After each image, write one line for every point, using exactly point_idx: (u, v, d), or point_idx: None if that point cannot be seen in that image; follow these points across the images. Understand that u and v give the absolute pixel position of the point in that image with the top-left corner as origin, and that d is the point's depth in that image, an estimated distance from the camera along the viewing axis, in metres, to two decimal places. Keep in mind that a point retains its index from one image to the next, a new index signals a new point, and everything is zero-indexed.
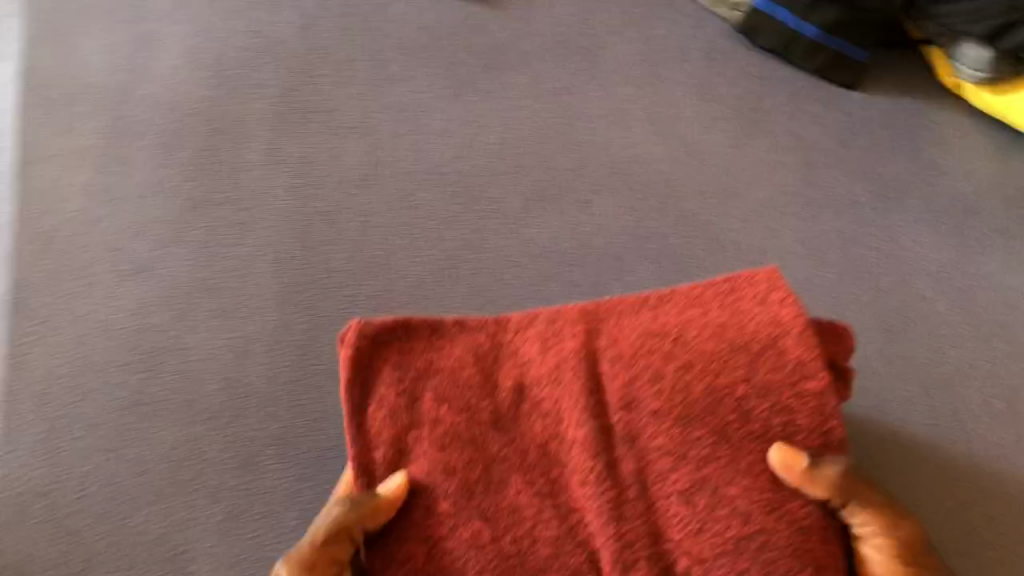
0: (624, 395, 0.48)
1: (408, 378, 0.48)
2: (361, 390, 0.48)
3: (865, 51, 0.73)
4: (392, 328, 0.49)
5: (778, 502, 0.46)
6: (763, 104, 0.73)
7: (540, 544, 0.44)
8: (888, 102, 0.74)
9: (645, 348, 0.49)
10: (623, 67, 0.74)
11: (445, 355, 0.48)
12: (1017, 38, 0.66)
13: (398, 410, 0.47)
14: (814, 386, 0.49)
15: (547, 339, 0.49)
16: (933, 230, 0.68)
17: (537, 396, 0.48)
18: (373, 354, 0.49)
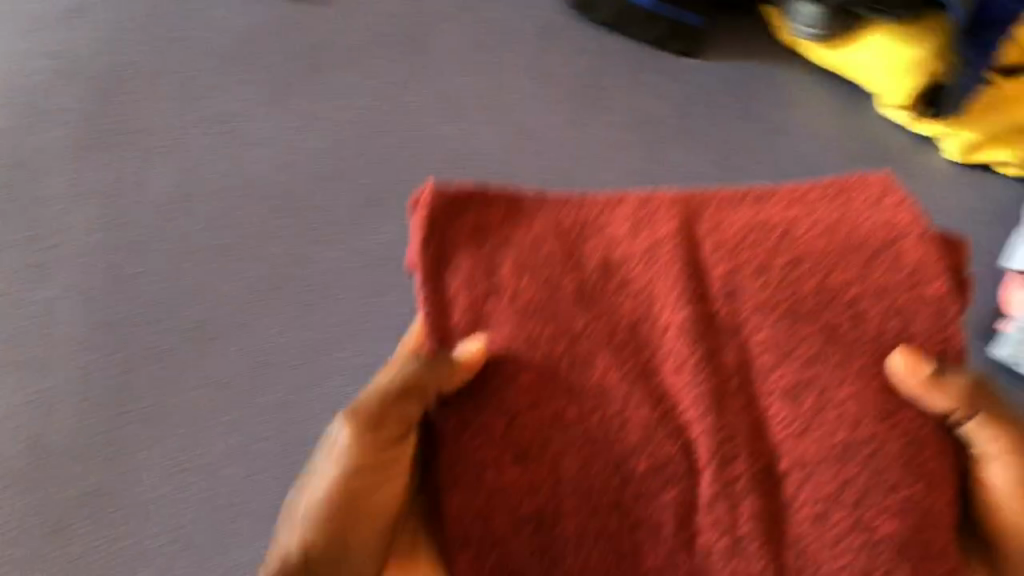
0: (725, 286, 0.44)
1: (487, 247, 0.44)
2: (437, 256, 0.44)
3: (699, 15, 0.71)
4: (469, 197, 0.46)
5: (892, 410, 0.42)
6: (600, 82, 0.72)
7: (630, 427, 0.41)
8: (727, 66, 0.73)
9: (748, 241, 0.45)
10: (442, 71, 0.72)
11: (529, 228, 0.45)
12: None
13: (476, 277, 0.44)
14: (935, 291, 0.44)
15: (639, 220, 0.45)
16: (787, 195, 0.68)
17: (628, 274, 0.44)
18: (449, 220, 0.45)
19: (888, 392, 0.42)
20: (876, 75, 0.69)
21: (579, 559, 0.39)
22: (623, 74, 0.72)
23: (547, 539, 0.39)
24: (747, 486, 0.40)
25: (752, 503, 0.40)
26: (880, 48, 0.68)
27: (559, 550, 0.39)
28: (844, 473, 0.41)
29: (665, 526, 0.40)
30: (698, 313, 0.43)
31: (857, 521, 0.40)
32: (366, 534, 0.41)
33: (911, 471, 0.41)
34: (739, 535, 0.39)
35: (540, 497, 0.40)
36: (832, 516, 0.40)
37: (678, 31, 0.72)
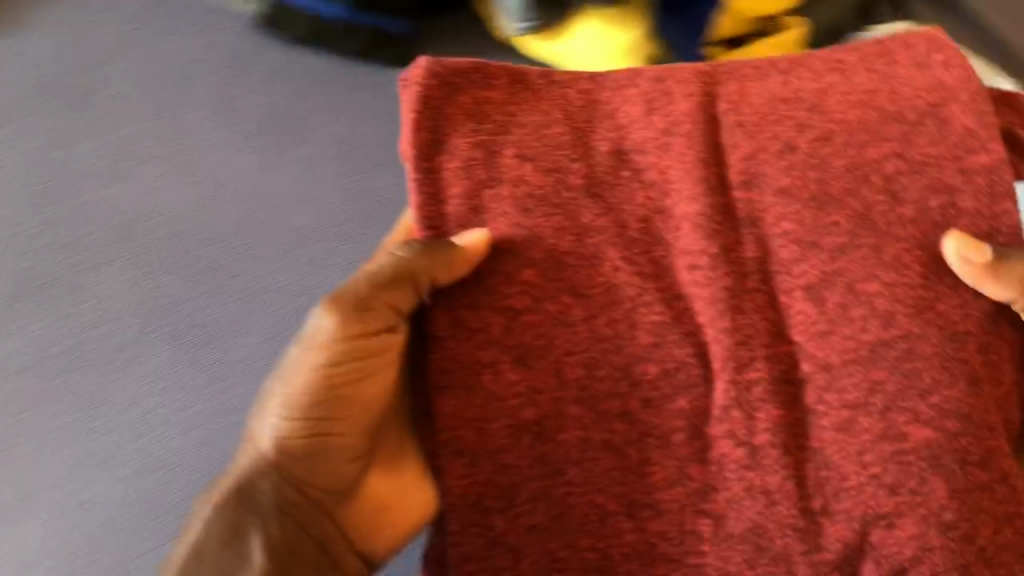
0: (746, 171, 0.40)
1: (485, 130, 0.40)
2: (430, 140, 0.40)
3: (406, 20, 0.52)
4: (466, 71, 0.41)
5: (929, 301, 0.38)
6: (299, 104, 0.52)
7: (639, 331, 0.38)
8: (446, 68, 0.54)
9: (775, 116, 0.41)
10: (126, 97, 0.52)
11: (531, 110, 0.41)
12: None
13: (474, 163, 0.39)
14: (983, 162, 0.40)
15: (653, 99, 0.41)
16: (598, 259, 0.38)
17: (641, 164, 0.40)
18: (445, 100, 0.40)
19: (927, 282, 0.39)
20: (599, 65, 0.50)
21: (583, 469, 0.37)
22: (224, 59, 0.53)
23: (550, 449, 0.37)
24: (768, 395, 0.37)
25: (772, 412, 0.37)
26: (590, 34, 0.50)
27: (562, 461, 0.37)
28: (872, 376, 0.37)
29: (677, 434, 0.37)
30: (717, 204, 0.39)
31: (886, 429, 0.37)
32: (346, 439, 0.36)
33: (950, 369, 0.37)
34: (757, 445, 0.36)
35: (540, 408, 0.37)
36: (858, 424, 0.37)
37: (381, 43, 0.53)
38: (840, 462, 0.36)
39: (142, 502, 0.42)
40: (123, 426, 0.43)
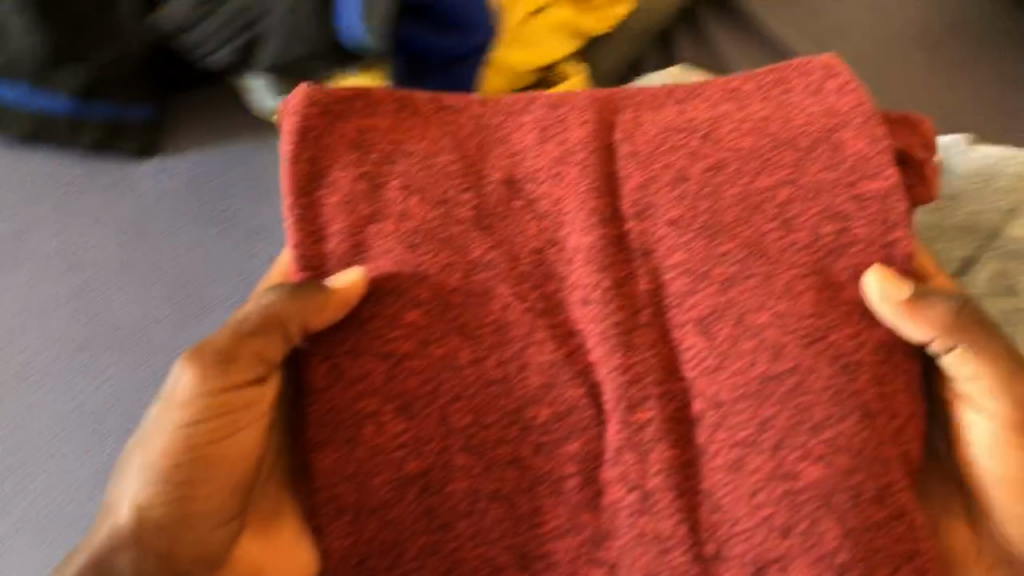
0: (638, 203, 0.40)
1: (369, 161, 0.40)
2: (309, 173, 0.39)
3: (147, 105, 0.52)
4: (349, 99, 0.41)
5: (820, 331, 0.37)
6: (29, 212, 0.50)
7: (530, 373, 0.37)
8: (197, 156, 0.53)
9: (667, 144, 0.41)
10: None
11: (417, 139, 0.41)
12: (270, 49, 0.48)
13: (357, 196, 0.39)
14: (876, 188, 0.39)
15: (547, 125, 0.41)
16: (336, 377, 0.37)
17: (532, 194, 0.40)
18: (326, 130, 0.40)
19: (821, 311, 0.38)
20: None
21: (471, 522, 0.36)
22: None
23: (438, 501, 0.36)
24: (658, 434, 0.37)
25: (661, 454, 0.36)
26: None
27: (451, 514, 0.36)
28: (762, 413, 0.37)
29: (568, 481, 0.37)
30: (608, 235, 0.39)
31: (776, 468, 0.36)
32: (210, 499, 0.36)
33: (842, 402, 0.37)
34: (648, 489, 0.36)
35: (427, 459, 0.36)
36: (750, 463, 0.36)
37: (115, 134, 0.51)
38: (730, 505, 0.36)
39: None
40: None
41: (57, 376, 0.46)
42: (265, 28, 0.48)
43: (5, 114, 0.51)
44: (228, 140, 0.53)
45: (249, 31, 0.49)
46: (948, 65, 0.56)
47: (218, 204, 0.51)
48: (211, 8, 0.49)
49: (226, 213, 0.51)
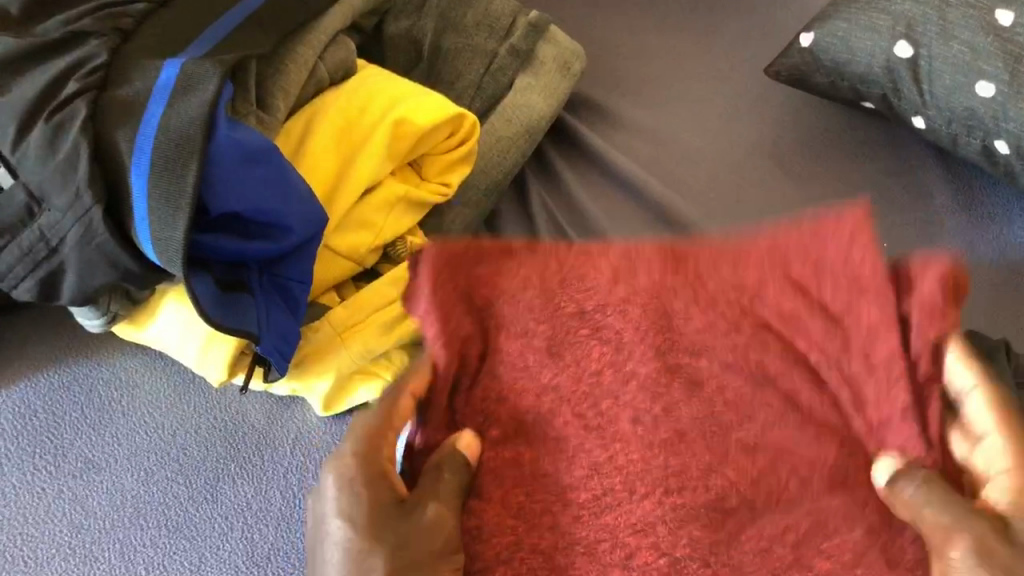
0: (694, 346, 0.62)
1: (477, 307, 0.64)
2: (443, 318, 0.62)
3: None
4: (465, 251, 0.64)
5: (841, 473, 0.58)
6: None
7: (575, 467, 0.59)
8: (60, 378, 0.78)
9: (723, 296, 0.63)
10: None
11: (517, 283, 0.64)
12: (69, 281, 0.65)
13: (471, 335, 0.63)
14: (884, 354, 0.60)
15: (619, 273, 0.64)
16: (150, 469, 0.73)
17: (600, 325, 0.63)
18: (448, 303, 0.63)
19: (839, 459, 0.59)
20: (151, 330, 0.73)
21: (509, 566, 0.56)
22: None
23: (482, 549, 0.57)
24: (686, 515, 0.57)
25: (689, 532, 0.57)
26: (174, 311, 0.72)
27: (491, 560, 0.57)
28: (788, 519, 0.57)
29: (601, 544, 0.57)
30: (660, 368, 0.62)
31: (797, 558, 0.55)
32: None
33: (852, 521, 0.56)
34: (675, 557, 0.56)
35: (480, 519, 0.58)
36: (776, 551, 0.56)
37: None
38: (749, 564, 0.55)
39: None
40: None
41: (39, 545, 0.69)
42: (67, 250, 0.64)
43: None
44: (100, 353, 0.79)
45: (56, 256, 0.65)
46: (865, 161, 0.94)
47: (65, 421, 0.75)
48: (8, 241, 0.65)
49: (30, 433, 0.74)
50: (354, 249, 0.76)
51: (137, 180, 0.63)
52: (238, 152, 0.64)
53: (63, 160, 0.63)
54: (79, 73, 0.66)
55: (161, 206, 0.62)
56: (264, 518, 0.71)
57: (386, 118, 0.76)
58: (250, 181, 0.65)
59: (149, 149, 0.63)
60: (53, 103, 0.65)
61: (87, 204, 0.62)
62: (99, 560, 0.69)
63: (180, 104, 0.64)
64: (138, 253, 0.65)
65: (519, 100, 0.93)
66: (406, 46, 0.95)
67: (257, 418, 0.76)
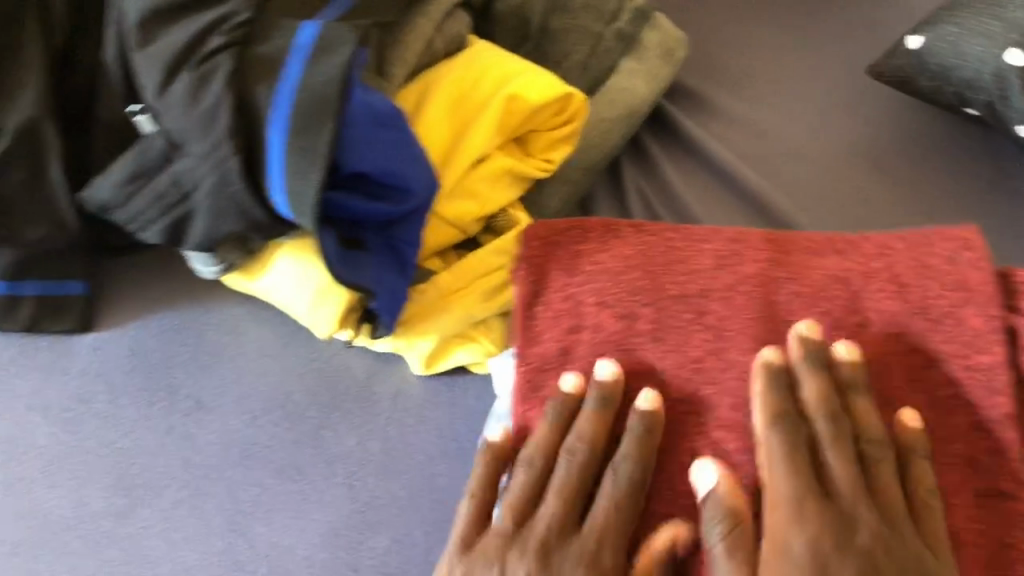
0: (798, 339, 0.65)
1: (575, 283, 0.68)
2: (532, 293, 0.68)
3: (82, 282, 0.78)
4: (567, 226, 0.70)
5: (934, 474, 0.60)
6: (95, 355, 0.78)
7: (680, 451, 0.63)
8: (178, 317, 0.80)
9: (828, 292, 0.66)
10: (24, 449, 0.73)
11: (614, 258, 0.68)
12: (195, 228, 0.66)
13: (561, 316, 0.67)
14: (984, 360, 0.62)
15: (723, 259, 0.67)
16: (256, 414, 0.75)
17: (705, 309, 0.66)
18: (536, 274, 0.69)
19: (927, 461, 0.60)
20: (262, 281, 0.76)
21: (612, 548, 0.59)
22: (44, 370, 0.77)
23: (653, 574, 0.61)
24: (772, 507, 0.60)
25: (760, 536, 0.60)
26: (284, 264, 0.74)
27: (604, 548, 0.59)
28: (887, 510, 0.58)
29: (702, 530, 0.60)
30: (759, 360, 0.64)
31: None
32: None
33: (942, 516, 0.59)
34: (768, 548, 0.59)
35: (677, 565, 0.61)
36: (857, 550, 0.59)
37: (88, 303, 0.79)
38: None
39: (114, 535, 0.69)
40: (145, 541, 0.69)
41: (155, 475, 0.72)
42: (197, 199, 0.64)
43: (58, 304, 0.78)
44: (211, 300, 0.81)
45: (185, 203, 0.65)
46: (967, 165, 0.94)
47: (178, 360, 0.77)
48: (142, 185, 0.66)
49: (148, 369, 0.77)
50: (461, 217, 0.78)
51: (275, 135, 0.62)
52: (369, 118, 0.64)
53: (204, 112, 0.62)
54: (227, 22, 0.64)
55: (295, 162, 0.61)
56: (363, 467, 0.72)
57: (501, 91, 0.79)
58: (380, 144, 0.64)
59: (289, 102, 0.62)
60: (196, 55, 0.63)
61: (224, 153, 0.62)
62: (211, 495, 0.71)
63: (317, 63, 0.63)
64: (269, 205, 0.64)
65: (624, 82, 0.95)
66: (515, 23, 0.97)
67: (359, 371, 0.77)
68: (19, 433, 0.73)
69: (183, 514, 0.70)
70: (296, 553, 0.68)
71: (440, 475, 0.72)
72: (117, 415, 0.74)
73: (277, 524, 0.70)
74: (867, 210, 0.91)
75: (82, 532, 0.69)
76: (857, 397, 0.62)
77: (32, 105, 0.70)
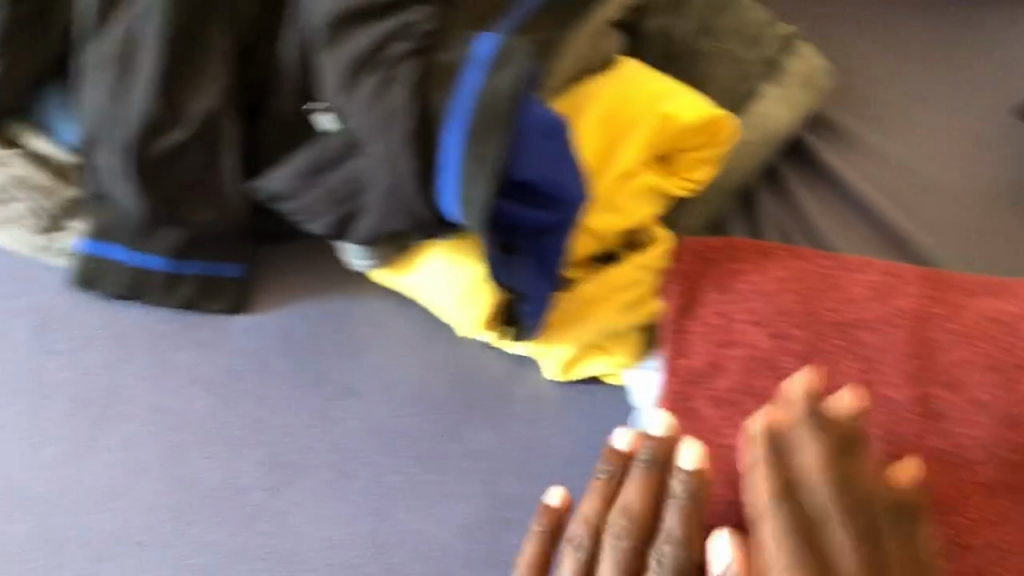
0: (949, 376, 0.67)
1: (727, 302, 0.72)
2: (684, 307, 0.72)
3: (239, 265, 0.82)
4: (721, 246, 0.74)
5: None
6: (249, 335, 0.82)
7: None
8: (326, 305, 0.83)
9: (982, 334, 0.69)
10: (182, 419, 0.77)
11: (767, 280, 0.72)
12: (364, 224, 0.71)
13: (714, 329, 0.71)
14: None
15: (880, 292, 0.71)
16: (399, 406, 0.78)
17: (859, 339, 0.69)
18: (689, 288, 0.73)
19: None
20: (412, 276, 0.79)
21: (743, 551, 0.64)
22: (201, 346, 0.81)
23: None
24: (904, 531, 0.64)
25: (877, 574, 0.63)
26: (434, 263, 0.77)
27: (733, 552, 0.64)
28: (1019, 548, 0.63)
29: None
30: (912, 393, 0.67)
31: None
32: None
33: None
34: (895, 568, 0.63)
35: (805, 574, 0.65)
36: None
37: (241, 286, 0.83)
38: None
39: (264, 509, 0.73)
40: (293, 516, 0.73)
41: (303, 455, 0.76)
42: (368, 197, 0.70)
43: (216, 284, 0.82)
44: (355, 292, 0.84)
45: (356, 199, 0.71)
46: None
47: (328, 346, 0.81)
48: (317, 180, 0.71)
49: (299, 352, 0.81)
50: (605, 230, 0.80)
51: (451, 141, 0.66)
52: (542, 132, 0.66)
53: (387, 113, 0.66)
54: (410, 31, 0.68)
55: (470, 169, 0.65)
56: (502, 467, 0.75)
57: (655, 110, 0.80)
58: (545, 155, 0.66)
59: (467, 112, 0.65)
60: (377, 61, 0.67)
61: (400, 156, 0.66)
62: (358, 478, 0.74)
63: (496, 77, 0.66)
64: (434, 206, 0.68)
65: (763, 108, 0.95)
66: (660, 45, 0.97)
67: (496, 372, 0.80)
68: (178, 403, 0.78)
69: (330, 495, 0.74)
70: (438, 542, 0.72)
71: (575, 483, 0.74)
72: (269, 394, 0.79)
73: (420, 513, 0.73)
74: (1014, 257, 0.90)
75: (234, 502, 0.74)
76: (853, 465, 0.59)
77: (216, 97, 0.74)
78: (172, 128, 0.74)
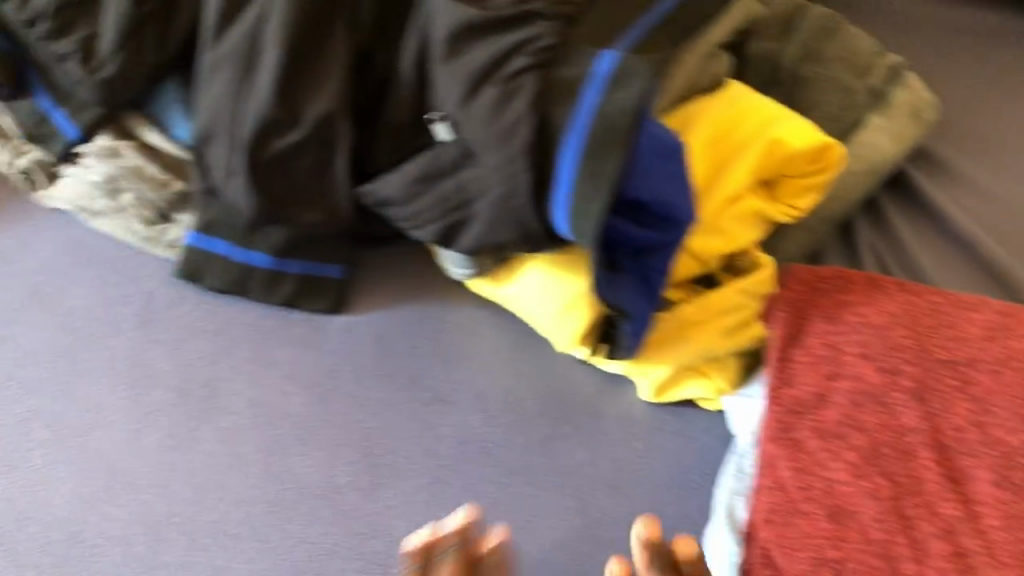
0: None
1: (835, 334, 0.72)
2: (791, 335, 0.72)
3: (339, 267, 0.83)
4: (833, 276, 0.74)
5: None
6: (345, 336, 0.83)
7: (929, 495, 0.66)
8: (422, 311, 0.84)
9: None
10: (279, 416, 0.79)
11: (877, 314, 0.72)
12: (471, 231, 0.72)
13: (819, 359, 0.71)
14: None
15: (992, 333, 0.70)
16: (492, 415, 0.78)
17: (972, 380, 0.69)
18: (797, 316, 0.73)
19: None
20: (509, 288, 0.79)
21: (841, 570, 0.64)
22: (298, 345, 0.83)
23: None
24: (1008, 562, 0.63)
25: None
26: (531, 277, 0.77)
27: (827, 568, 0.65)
28: None
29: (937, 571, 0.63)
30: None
31: None
32: None
33: None
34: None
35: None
36: None
37: (340, 288, 0.84)
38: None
39: (357, 510, 0.74)
40: (385, 520, 0.74)
41: (396, 460, 0.76)
42: (478, 206, 0.71)
43: (316, 284, 0.83)
44: (451, 300, 0.85)
45: (465, 208, 0.72)
46: None
47: (423, 351, 0.82)
48: (429, 185, 0.73)
49: (396, 356, 0.82)
50: (706, 251, 0.79)
51: (566, 159, 0.66)
52: (657, 152, 0.66)
53: (505, 127, 0.67)
54: (533, 47, 0.68)
55: (585, 185, 0.66)
56: (594, 483, 0.75)
57: (764, 134, 0.77)
58: (659, 174, 0.66)
59: (585, 128, 0.66)
60: (499, 74, 0.68)
61: (517, 168, 0.67)
62: (451, 485, 0.75)
63: (613, 94, 0.66)
64: (545, 219, 0.70)
65: (867, 136, 0.92)
66: (765, 68, 0.95)
67: (589, 388, 0.80)
68: (274, 399, 0.80)
69: (422, 500, 0.74)
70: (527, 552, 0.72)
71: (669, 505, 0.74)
72: (365, 396, 0.80)
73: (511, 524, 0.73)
74: None
75: (328, 502, 0.75)
76: None
77: (329, 100, 0.75)
78: (289, 129, 0.75)
